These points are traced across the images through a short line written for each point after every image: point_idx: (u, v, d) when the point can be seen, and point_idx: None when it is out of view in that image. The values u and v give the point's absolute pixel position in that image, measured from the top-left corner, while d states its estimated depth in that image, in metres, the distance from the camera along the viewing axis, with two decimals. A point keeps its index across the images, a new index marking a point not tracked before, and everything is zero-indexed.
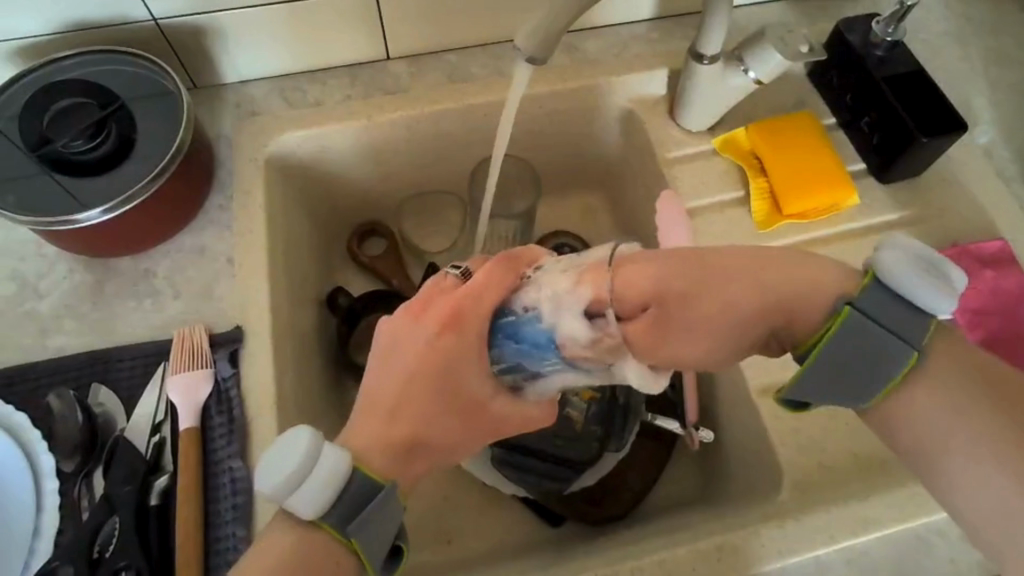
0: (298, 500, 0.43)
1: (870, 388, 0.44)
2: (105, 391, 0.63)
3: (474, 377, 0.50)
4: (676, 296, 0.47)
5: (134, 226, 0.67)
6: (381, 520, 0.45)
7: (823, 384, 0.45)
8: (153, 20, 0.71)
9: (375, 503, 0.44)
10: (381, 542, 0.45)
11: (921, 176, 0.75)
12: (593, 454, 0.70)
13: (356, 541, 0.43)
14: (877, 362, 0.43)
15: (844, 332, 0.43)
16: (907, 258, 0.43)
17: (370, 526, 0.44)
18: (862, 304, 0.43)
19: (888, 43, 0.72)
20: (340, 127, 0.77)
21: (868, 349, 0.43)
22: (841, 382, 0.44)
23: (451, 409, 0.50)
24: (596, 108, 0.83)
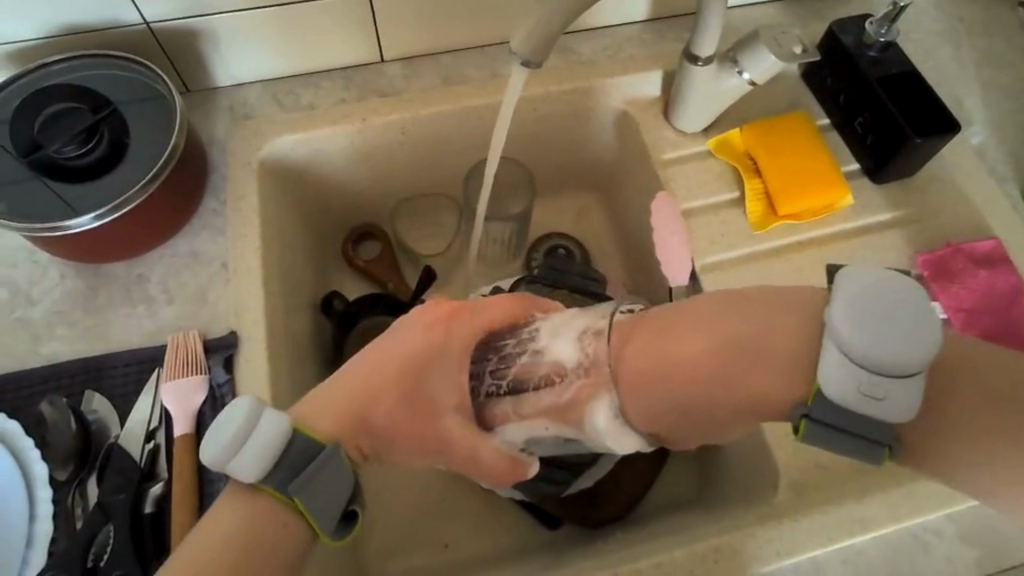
0: (236, 463, 0.44)
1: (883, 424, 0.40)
2: (99, 398, 0.62)
3: (440, 382, 0.53)
4: (668, 375, 0.47)
5: (127, 231, 0.66)
6: (327, 481, 0.45)
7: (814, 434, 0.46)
8: (145, 24, 0.71)
9: (319, 464, 0.45)
10: (328, 504, 0.45)
11: (914, 177, 0.75)
12: (589, 458, 0.66)
13: (300, 501, 0.44)
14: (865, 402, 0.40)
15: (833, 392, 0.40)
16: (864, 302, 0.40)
17: (313, 486, 0.45)
18: (817, 416, 0.41)
19: (881, 44, 0.72)
20: (334, 130, 0.77)
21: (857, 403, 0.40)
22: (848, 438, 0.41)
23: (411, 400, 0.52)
24: (591, 110, 0.83)
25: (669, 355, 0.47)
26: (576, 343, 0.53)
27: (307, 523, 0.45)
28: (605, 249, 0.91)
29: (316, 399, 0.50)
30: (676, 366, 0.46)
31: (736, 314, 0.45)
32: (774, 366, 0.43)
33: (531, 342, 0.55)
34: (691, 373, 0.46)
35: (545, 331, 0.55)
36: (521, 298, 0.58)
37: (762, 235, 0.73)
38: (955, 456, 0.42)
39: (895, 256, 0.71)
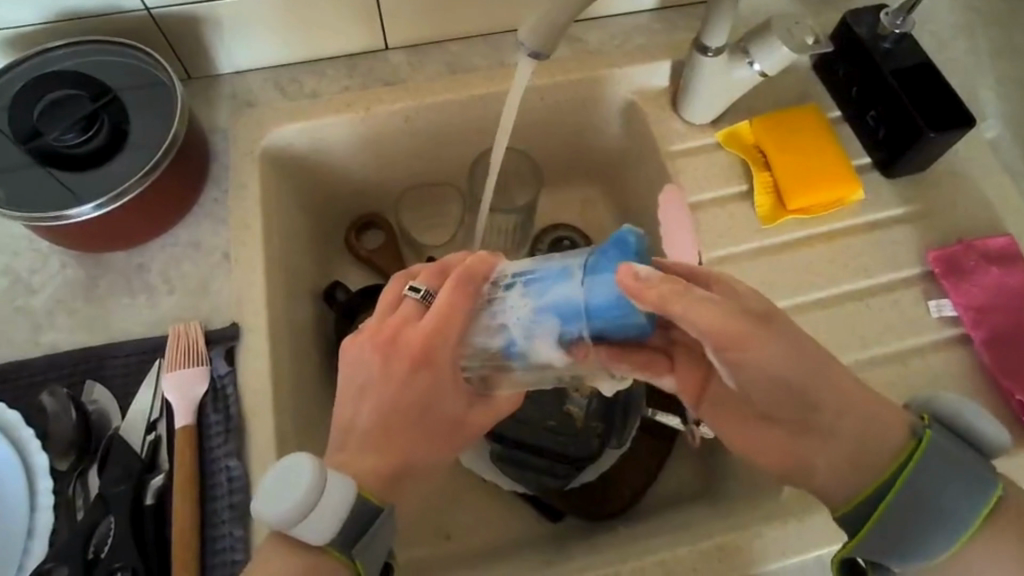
0: (307, 528, 0.45)
1: (946, 523, 0.45)
2: (100, 388, 0.62)
3: (450, 400, 0.53)
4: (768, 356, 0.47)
5: (128, 220, 0.65)
6: (381, 545, 0.48)
7: (894, 536, 0.46)
8: (147, 9, 0.70)
9: (377, 530, 0.47)
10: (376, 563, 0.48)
11: (926, 171, 0.73)
12: (594, 450, 0.69)
13: (359, 563, 0.47)
14: (930, 494, 0.45)
15: (928, 466, 0.46)
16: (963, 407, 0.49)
17: (373, 549, 0.47)
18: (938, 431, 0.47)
19: (895, 36, 0.71)
20: (339, 119, 0.76)
21: (937, 486, 0.45)
22: (910, 529, 0.46)
23: (431, 427, 0.52)
24: (599, 100, 0.82)
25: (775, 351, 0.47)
26: (559, 340, 0.48)
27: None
28: (609, 241, 0.90)
29: (347, 466, 0.50)
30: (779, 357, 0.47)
31: (825, 375, 0.48)
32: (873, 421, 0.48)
33: (512, 346, 0.50)
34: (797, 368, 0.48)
35: (519, 322, 0.49)
36: (461, 281, 0.50)
37: (772, 230, 0.72)
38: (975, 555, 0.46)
39: (905, 252, 0.70)
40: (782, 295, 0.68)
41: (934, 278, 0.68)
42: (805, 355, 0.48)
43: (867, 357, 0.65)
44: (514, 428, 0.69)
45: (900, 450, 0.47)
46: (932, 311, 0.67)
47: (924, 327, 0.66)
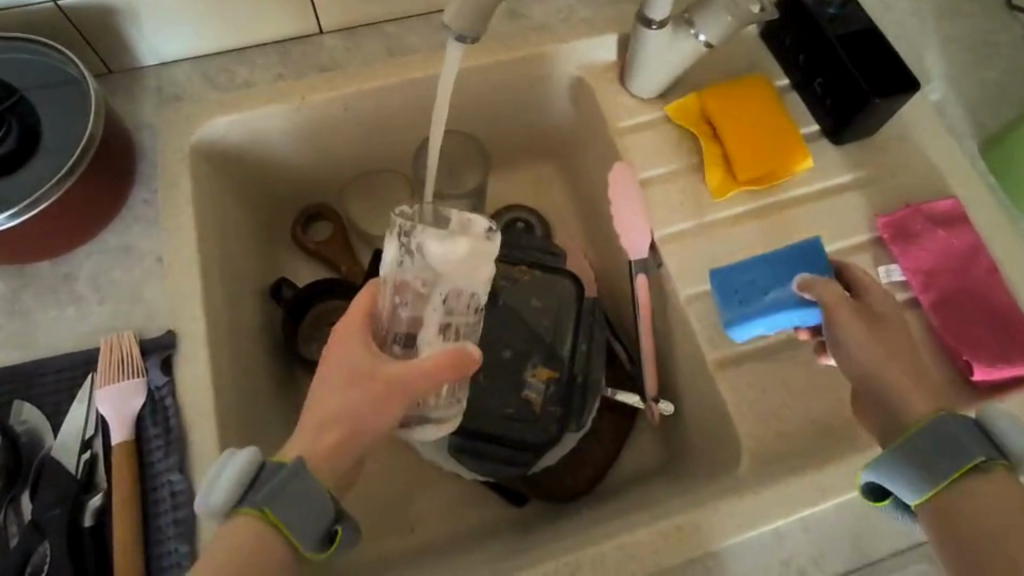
0: (211, 496, 0.44)
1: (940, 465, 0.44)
2: (29, 407, 0.59)
3: (355, 352, 0.50)
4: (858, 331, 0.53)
5: (47, 229, 0.62)
6: (300, 496, 0.44)
7: (893, 464, 0.46)
8: (53, 1, 0.65)
9: (287, 481, 0.44)
10: (304, 519, 0.44)
11: (873, 137, 0.73)
12: (552, 436, 0.66)
13: (274, 516, 0.43)
14: (921, 457, 0.45)
15: (926, 431, 0.46)
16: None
17: (282, 501, 0.43)
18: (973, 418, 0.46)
19: (839, 1, 0.71)
20: (272, 109, 0.72)
21: (927, 452, 0.45)
22: (904, 461, 0.45)
23: (345, 381, 0.49)
24: (546, 77, 0.79)
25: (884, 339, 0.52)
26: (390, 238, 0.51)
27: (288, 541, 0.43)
28: (564, 222, 0.88)
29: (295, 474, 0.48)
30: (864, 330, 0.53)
31: (916, 364, 0.51)
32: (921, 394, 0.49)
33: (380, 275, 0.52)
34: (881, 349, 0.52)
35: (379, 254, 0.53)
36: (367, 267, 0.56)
37: (723, 203, 0.71)
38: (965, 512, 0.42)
39: (855, 219, 0.70)
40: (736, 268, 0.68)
41: (883, 243, 0.68)
42: (900, 345, 0.52)
43: None
44: (472, 419, 0.65)
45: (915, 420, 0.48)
46: (880, 276, 0.67)
47: None
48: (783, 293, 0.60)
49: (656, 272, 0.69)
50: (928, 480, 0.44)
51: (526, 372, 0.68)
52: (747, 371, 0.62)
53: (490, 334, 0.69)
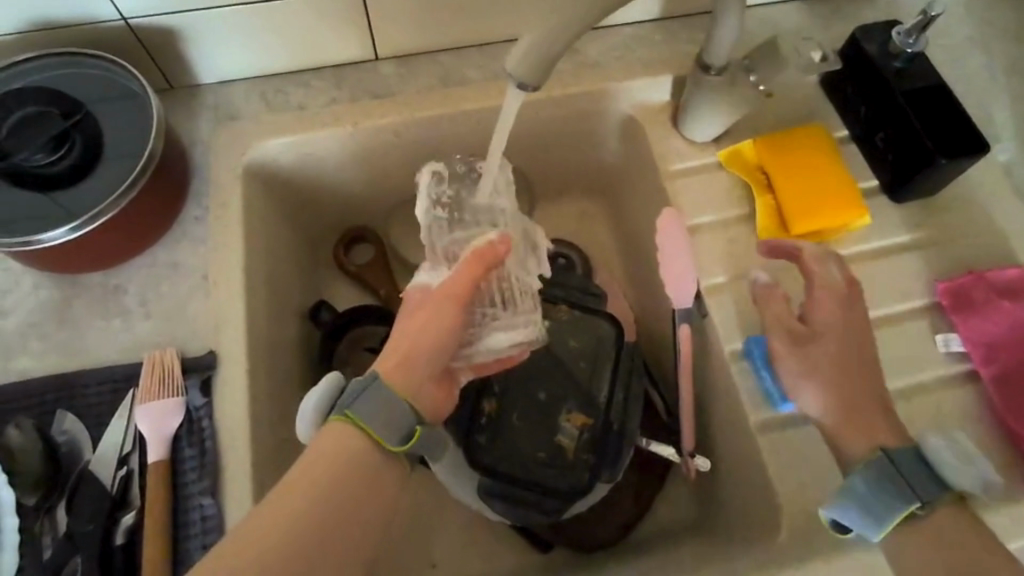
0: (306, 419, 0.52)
1: (889, 510, 0.51)
2: (71, 418, 0.60)
3: (418, 293, 0.56)
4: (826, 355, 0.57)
5: (103, 243, 0.63)
6: (377, 399, 0.49)
7: (852, 510, 0.52)
8: (122, 19, 0.67)
9: (364, 388, 0.49)
10: (383, 420, 0.48)
11: (936, 197, 0.71)
12: (585, 484, 0.65)
13: (355, 417, 0.48)
14: (868, 507, 0.51)
15: (873, 477, 0.52)
16: (959, 445, 0.53)
17: (362, 401, 0.48)
18: (916, 451, 0.52)
19: (907, 55, 0.68)
20: (325, 133, 0.73)
21: (874, 496, 0.51)
22: (862, 508, 0.52)
23: (409, 313, 0.54)
24: (598, 114, 0.78)
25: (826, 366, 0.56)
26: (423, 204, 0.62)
27: (370, 439, 0.48)
28: (606, 258, 0.87)
29: None
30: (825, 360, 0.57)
31: (860, 377, 0.56)
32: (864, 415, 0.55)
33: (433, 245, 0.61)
34: (844, 372, 0.56)
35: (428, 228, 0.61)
36: None
37: (774, 256, 0.69)
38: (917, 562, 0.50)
39: (912, 282, 0.67)
40: None
41: (942, 310, 0.66)
42: (825, 357, 0.57)
43: None
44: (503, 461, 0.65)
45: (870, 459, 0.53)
46: (938, 346, 0.64)
47: (930, 362, 0.64)
48: None
49: (699, 322, 0.68)
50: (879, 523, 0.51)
51: (560, 416, 0.68)
52: (791, 436, 0.60)
53: (526, 377, 0.69)
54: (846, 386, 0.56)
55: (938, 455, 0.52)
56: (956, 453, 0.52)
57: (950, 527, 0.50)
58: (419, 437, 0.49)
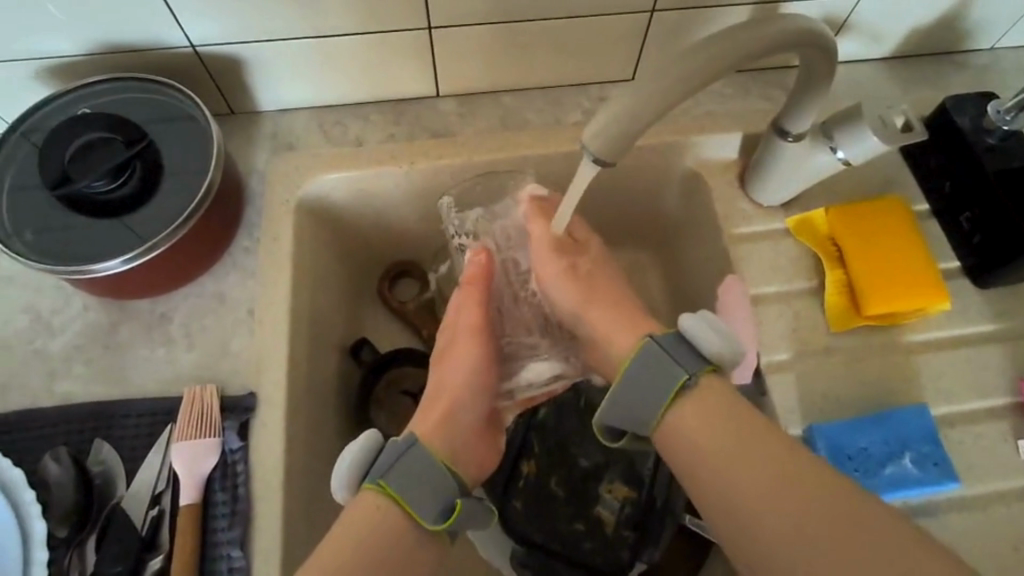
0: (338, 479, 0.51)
1: (658, 394, 0.50)
2: (107, 449, 0.59)
3: (441, 338, 0.63)
4: (584, 265, 0.63)
5: (154, 273, 0.62)
6: (414, 470, 0.50)
7: (625, 395, 0.51)
8: (191, 46, 0.66)
9: (400, 456, 0.51)
10: (421, 493, 0.49)
11: (1021, 287, 0.66)
12: (623, 563, 0.66)
13: (390, 488, 0.48)
14: (660, 383, 0.51)
15: (641, 363, 0.52)
16: (706, 324, 0.52)
17: (400, 474, 0.49)
18: (656, 338, 0.52)
19: (1003, 131, 0.64)
20: (381, 171, 0.71)
21: (646, 380, 0.51)
22: (644, 394, 0.51)
23: (444, 360, 0.61)
24: (661, 167, 0.75)
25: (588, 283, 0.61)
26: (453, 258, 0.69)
27: (407, 513, 0.48)
28: (655, 312, 0.83)
29: None
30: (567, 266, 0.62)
31: (619, 327, 0.58)
32: (622, 312, 0.59)
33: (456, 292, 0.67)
34: (599, 280, 0.62)
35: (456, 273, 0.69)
36: None
37: (841, 335, 0.65)
38: (733, 488, 0.46)
39: (991, 379, 0.63)
40: (847, 413, 0.62)
41: None
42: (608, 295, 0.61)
43: (942, 500, 0.58)
44: (542, 532, 0.68)
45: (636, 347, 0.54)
46: (1021, 453, 0.60)
47: (1006, 469, 0.59)
48: (903, 468, 0.58)
49: (757, 400, 0.63)
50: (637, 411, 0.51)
51: (602, 487, 0.70)
52: None
53: (571, 443, 0.72)
54: (597, 292, 0.61)
55: (704, 340, 0.51)
56: (712, 333, 0.52)
57: (723, 409, 0.49)
58: (460, 511, 0.50)
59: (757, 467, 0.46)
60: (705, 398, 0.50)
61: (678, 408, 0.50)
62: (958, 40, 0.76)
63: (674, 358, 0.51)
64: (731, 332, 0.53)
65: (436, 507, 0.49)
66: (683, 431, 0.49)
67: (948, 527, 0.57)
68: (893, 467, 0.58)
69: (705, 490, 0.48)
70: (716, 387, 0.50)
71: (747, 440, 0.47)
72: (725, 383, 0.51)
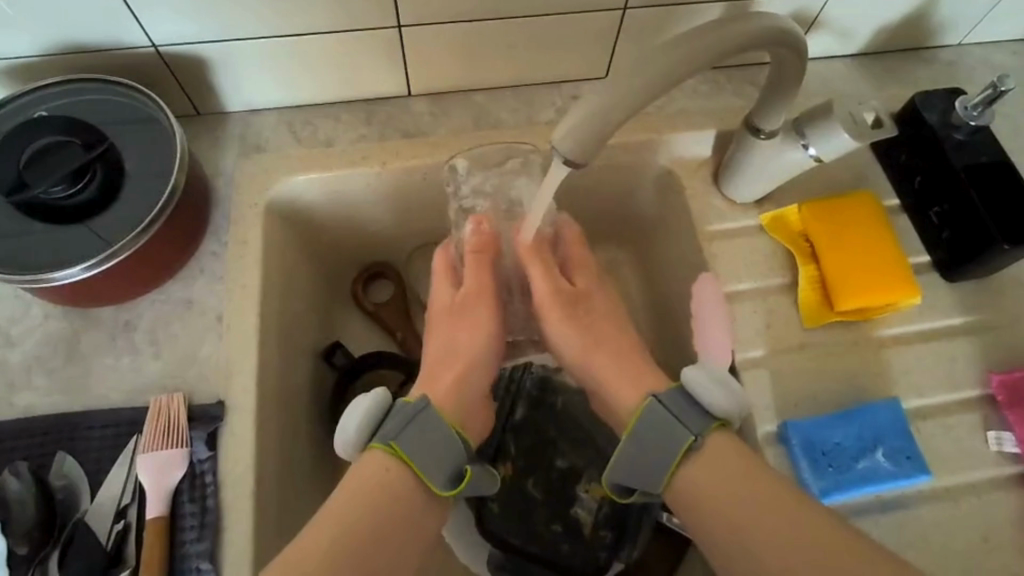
0: (343, 436, 0.50)
1: (665, 457, 0.49)
2: (71, 461, 0.57)
3: (444, 296, 0.62)
4: (588, 308, 0.61)
5: (117, 280, 0.60)
6: (425, 435, 0.48)
7: (630, 462, 0.49)
8: (153, 46, 0.64)
9: (412, 418, 0.48)
10: (431, 458, 0.47)
11: (988, 281, 0.67)
12: (600, 563, 0.66)
13: (400, 451, 0.47)
14: (665, 442, 0.49)
15: (644, 423, 0.50)
16: (707, 378, 0.51)
17: (413, 437, 0.47)
18: (660, 396, 0.51)
19: (970, 127, 0.64)
20: (352, 172, 0.70)
21: (652, 443, 0.49)
22: (649, 456, 0.49)
23: (454, 320, 0.59)
24: (636, 165, 0.75)
25: (595, 327, 0.60)
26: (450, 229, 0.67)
27: (418, 476, 0.47)
28: (632, 309, 0.83)
29: None
30: (573, 302, 0.61)
31: (607, 353, 0.58)
32: (632, 369, 0.56)
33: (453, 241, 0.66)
34: (603, 327, 0.60)
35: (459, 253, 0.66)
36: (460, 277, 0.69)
37: (815, 331, 0.65)
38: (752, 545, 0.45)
39: (961, 372, 0.64)
40: (822, 408, 0.62)
41: (996, 405, 0.62)
42: (613, 331, 0.60)
43: (915, 492, 0.59)
44: (519, 533, 0.68)
45: (637, 408, 0.52)
46: (991, 444, 0.61)
47: (976, 461, 0.60)
48: (875, 463, 0.58)
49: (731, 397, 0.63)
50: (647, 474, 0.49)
51: (580, 487, 0.70)
52: None
53: (548, 444, 0.72)
54: (604, 330, 0.60)
55: (710, 397, 0.50)
56: (717, 389, 0.50)
57: (731, 466, 0.47)
58: (469, 478, 0.48)
59: (753, 504, 0.46)
60: (714, 458, 0.48)
61: (688, 467, 0.48)
62: (926, 36, 0.77)
63: (683, 422, 0.49)
64: (736, 385, 0.52)
65: (446, 472, 0.47)
66: (694, 489, 0.48)
67: (921, 520, 0.58)
68: (866, 461, 0.58)
69: (718, 546, 0.46)
70: (728, 447, 0.48)
71: (749, 482, 0.46)
72: (734, 441, 0.49)
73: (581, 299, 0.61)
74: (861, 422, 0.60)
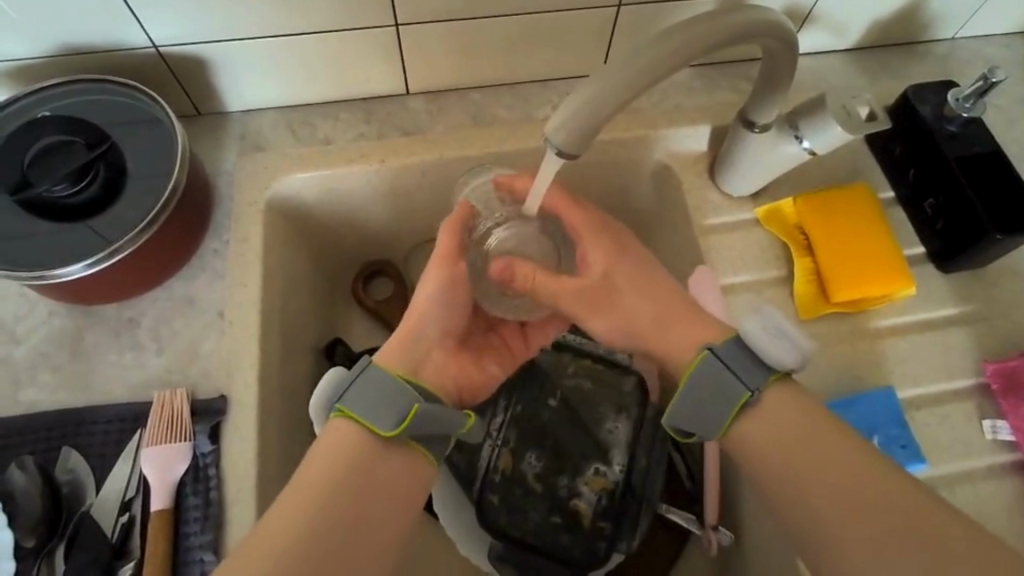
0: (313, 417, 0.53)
1: (723, 405, 0.50)
2: (76, 456, 0.58)
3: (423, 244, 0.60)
4: (620, 287, 0.57)
5: (121, 278, 0.61)
6: (367, 390, 0.49)
7: (688, 405, 0.50)
8: (154, 47, 0.65)
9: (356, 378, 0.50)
10: (379, 408, 0.49)
11: (982, 271, 0.68)
12: (598, 557, 0.67)
13: (350, 412, 0.48)
14: (721, 395, 0.49)
15: (698, 375, 0.51)
16: (763, 325, 0.51)
17: (359, 396, 0.49)
18: (716, 350, 0.51)
19: (963, 119, 0.65)
20: (351, 169, 0.70)
21: (707, 398, 0.50)
22: (703, 408, 0.50)
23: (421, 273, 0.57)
24: (632, 161, 0.75)
25: (632, 299, 0.56)
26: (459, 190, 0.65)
27: (371, 429, 0.48)
28: None
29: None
30: (604, 287, 0.57)
31: (650, 315, 0.56)
32: (695, 327, 0.54)
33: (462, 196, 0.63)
34: (634, 295, 0.56)
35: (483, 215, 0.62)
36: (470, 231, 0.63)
37: (812, 323, 0.65)
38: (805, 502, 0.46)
39: (956, 360, 0.64)
40: (818, 399, 0.62)
41: (991, 393, 0.63)
42: (644, 304, 0.56)
43: None
44: (515, 524, 0.69)
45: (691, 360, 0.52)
46: (986, 431, 0.61)
47: (973, 448, 0.61)
48: None
49: None
50: (707, 424, 0.50)
51: (580, 479, 0.71)
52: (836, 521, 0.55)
53: (549, 434, 0.73)
54: (638, 292, 0.56)
55: (760, 339, 0.50)
56: (772, 335, 0.50)
57: (786, 416, 0.48)
58: (414, 416, 0.48)
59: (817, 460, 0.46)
60: (772, 412, 0.49)
61: (746, 420, 0.49)
62: (919, 30, 0.77)
63: (738, 374, 0.49)
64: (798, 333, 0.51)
65: (394, 414, 0.49)
66: (753, 440, 0.49)
67: None
68: None
69: (778, 498, 0.47)
70: (785, 398, 0.49)
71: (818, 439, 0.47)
72: (796, 394, 0.49)
73: (604, 280, 0.57)
74: (859, 408, 0.61)
